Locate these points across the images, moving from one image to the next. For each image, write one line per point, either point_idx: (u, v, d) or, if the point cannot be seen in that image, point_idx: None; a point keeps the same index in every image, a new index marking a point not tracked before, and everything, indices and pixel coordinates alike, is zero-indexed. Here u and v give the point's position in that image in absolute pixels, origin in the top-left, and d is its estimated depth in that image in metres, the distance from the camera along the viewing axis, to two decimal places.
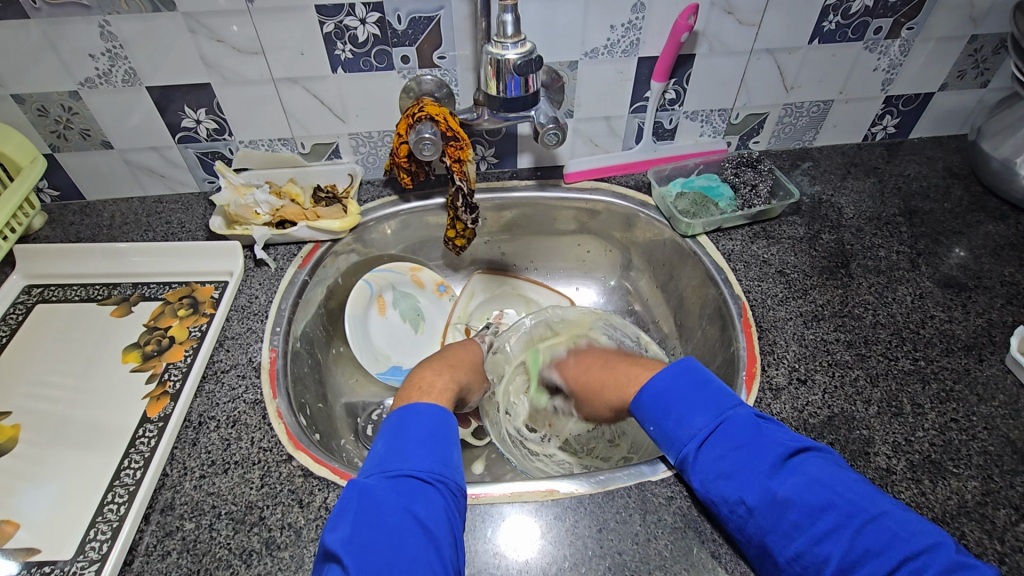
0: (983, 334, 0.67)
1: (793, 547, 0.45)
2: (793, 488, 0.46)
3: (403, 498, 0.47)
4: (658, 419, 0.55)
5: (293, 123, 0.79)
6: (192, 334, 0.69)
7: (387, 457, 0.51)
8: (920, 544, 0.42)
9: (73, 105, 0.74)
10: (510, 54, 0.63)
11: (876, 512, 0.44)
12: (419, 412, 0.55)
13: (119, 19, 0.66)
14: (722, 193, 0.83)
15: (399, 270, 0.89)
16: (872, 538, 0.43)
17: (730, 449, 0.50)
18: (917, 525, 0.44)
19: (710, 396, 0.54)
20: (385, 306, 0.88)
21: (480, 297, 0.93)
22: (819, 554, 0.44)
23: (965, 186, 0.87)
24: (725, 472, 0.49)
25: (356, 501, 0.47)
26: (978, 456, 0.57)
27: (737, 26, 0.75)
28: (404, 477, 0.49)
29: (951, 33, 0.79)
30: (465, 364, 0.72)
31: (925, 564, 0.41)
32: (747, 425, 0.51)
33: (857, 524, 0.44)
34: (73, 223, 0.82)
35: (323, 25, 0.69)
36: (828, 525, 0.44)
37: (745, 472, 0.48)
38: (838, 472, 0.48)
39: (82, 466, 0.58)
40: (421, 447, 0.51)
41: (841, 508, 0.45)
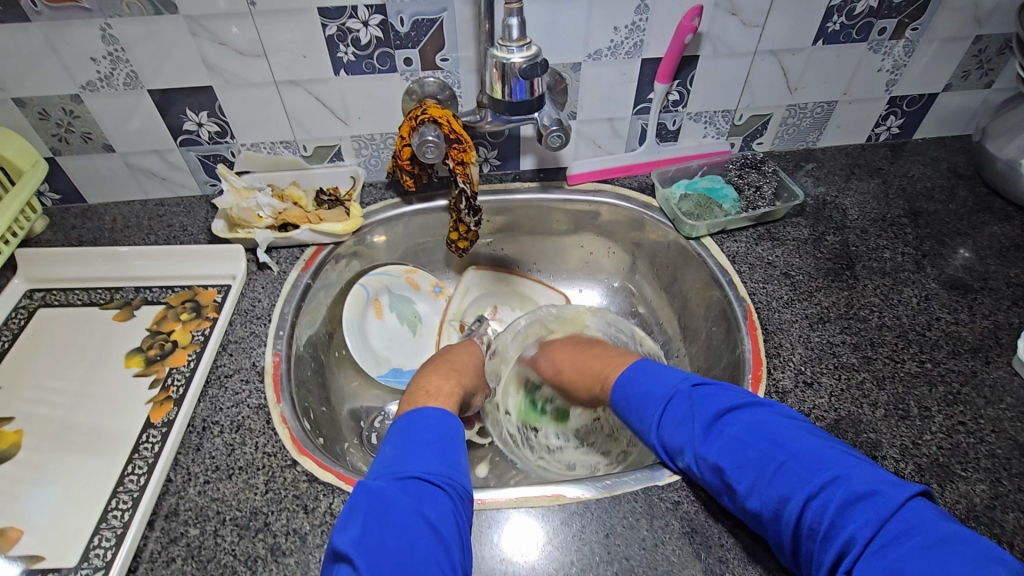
0: (989, 336, 0.67)
1: (737, 508, 0.49)
2: (716, 451, 0.50)
3: (415, 499, 0.47)
4: (623, 413, 0.60)
5: (295, 125, 0.79)
6: (195, 338, 0.69)
7: (396, 459, 0.50)
8: (824, 480, 0.44)
9: (75, 109, 0.74)
10: (516, 57, 0.63)
11: (786, 457, 0.46)
12: (427, 416, 0.55)
13: (120, 22, 0.66)
14: (727, 194, 0.82)
15: (394, 272, 0.88)
16: (783, 484, 0.45)
17: (671, 425, 0.54)
18: (828, 462, 0.45)
19: (656, 382, 0.59)
20: (382, 309, 0.87)
21: (475, 292, 0.92)
22: (753, 510, 0.47)
23: (969, 187, 0.87)
24: (672, 448, 0.54)
25: (366, 502, 0.46)
26: (987, 460, 0.57)
27: (741, 27, 0.75)
28: (414, 478, 0.48)
29: (956, 33, 0.79)
30: (469, 368, 0.72)
31: (827, 501, 0.43)
32: (685, 398, 0.55)
33: (770, 473, 0.46)
34: (75, 227, 0.82)
35: (326, 27, 0.69)
36: (748, 481, 0.47)
37: (683, 444, 0.53)
38: (763, 424, 0.50)
39: (85, 472, 0.57)
40: (430, 450, 0.51)
41: (758, 461, 0.47)
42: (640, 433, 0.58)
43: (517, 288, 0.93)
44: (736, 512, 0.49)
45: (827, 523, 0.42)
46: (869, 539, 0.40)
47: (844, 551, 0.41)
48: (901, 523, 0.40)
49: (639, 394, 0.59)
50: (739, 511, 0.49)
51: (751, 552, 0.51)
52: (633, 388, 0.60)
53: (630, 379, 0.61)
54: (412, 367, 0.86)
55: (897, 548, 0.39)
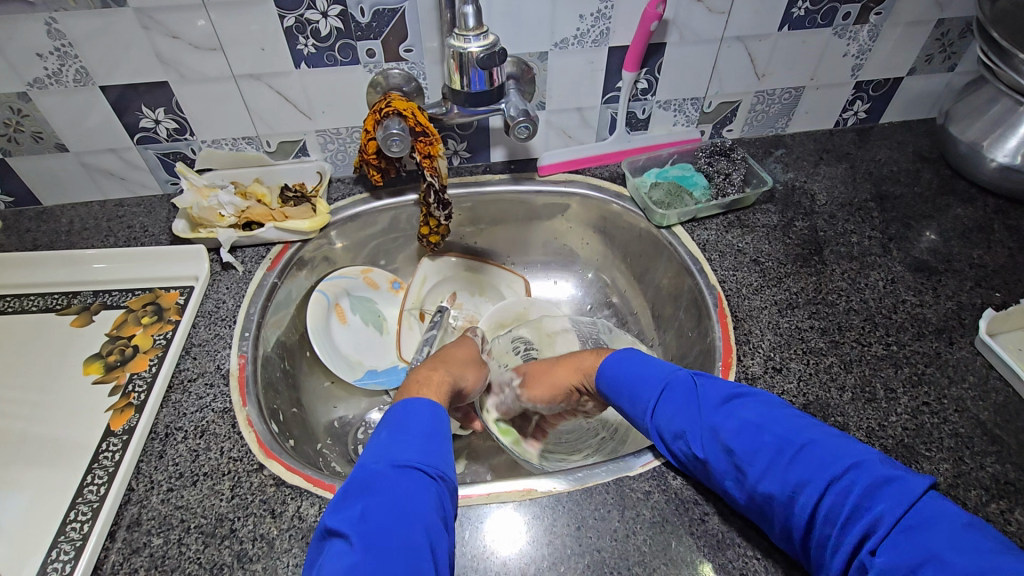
0: (953, 317, 0.68)
1: (745, 491, 0.48)
2: (727, 433, 0.49)
3: (411, 489, 0.46)
4: (615, 396, 0.61)
5: (257, 121, 0.77)
6: (157, 342, 0.67)
7: (388, 445, 0.49)
8: (843, 464, 0.44)
9: (23, 107, 0.71)
10: (472, 47, 0.61)
11: (801, 442, 0.46)
12: (423, 406, 0.54)
13: (67, 16, 0.63)
14: (696, 182, 0.82)
15: (350, 274, 0.85)
16: (801, 466, 0.45)
17: (675, 413, 0.54)
18: (842, 448, 0.45)
19: (655, 370, 0.59)
20: (344, 313, 0.84)
21: (433, 281, 0.90)
22: (764, 493, 0.46)
23: (934, 170, 0.88)
24: (680, 435, 0.53)
25: (360, 489, 0.46)
26: (950, 439, 0.57)
27: (707, 13, 0.74)
28: (411, 466, 0.47)
29: (919, 17, 0.79)
30: (462, 359, 0.70)
31: (849, 485, 0.43)
32: (689, 385, 0.55)
33: (790, 455, 0.46)
34: (29, 230, 0.79)
35: (284, 19, 0.67)
36: (762, 464, 0.47)
37: (694, 428, 0.52)
38: (773, 410, 0.50)
39: (45, 483, 0.56)
40: (419, 442, 0.50)
41: (775, 443, 0.47)
42: (635, 420, 0.58)
43: (478, 276, 0.92)
44: (742, 498, 0.48)
45: (849, 505, 0.42)
46: (895, 520, 0.40)
47: (868, 533, 0.41)
48: (925, 508, 0.40)
49: (635, 379, 0.59)
50: (746, 495, 0.48)
51: (722, 538, 0.51)
52: (627, 375, 0.60)
53: (616, 360, 0.63)
54: (387, 366, 0.84)
55: (926, 530, 0.39)
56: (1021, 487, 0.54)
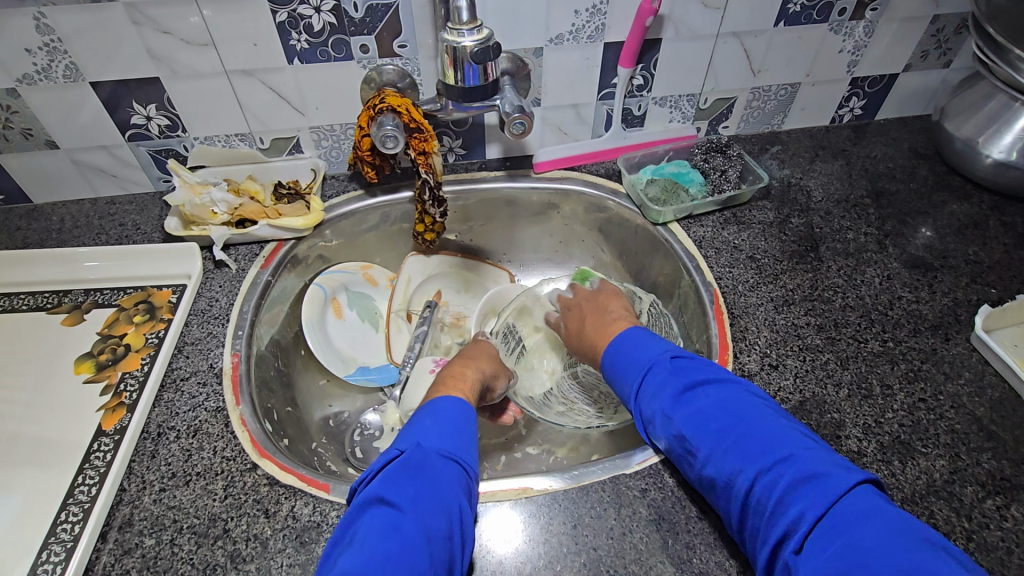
0: (948, 313, 0.68)
1: (697, 475, 0.49)
2: (680, 418, 0.50)
3: (454, 482, 0.47)
4: (611, 377, 0.59)
5: (250, 117, 0.76)
6: (149, 341, 0.66)
7: (435, 433, 0.50)
8: (778, 459, 0.44)
9: (12, 104, 0.70)
10: (467, 41, 0.61)
11: (746, 433, 0.46)
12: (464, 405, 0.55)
13: (56, 11, 0.63)
14: (693, 179, 0.81)
15: (350, 269, 0.85)
16: (739, 456, 0.46)
17: (639, 396, 0.55)
18: (782, 443, 0.45)
19: (641, 349, 0.57)
20: (341, 308, 0.83)
21: (417, 279, 0.88)
22: (709, 478, 0.48)
23: (929, 167, 0.88)
24: (642, 417, 0.54)
25: (414, 468, 0.46)
26: (946, 435, 0.57)
27: (703, 9, 0.74)
28: (456, 461, 0.48)
29: (915, 13, 0.79)
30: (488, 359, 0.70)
31: (777, 478, 0.43)
32: (659, 366, 0.55)
33: (731, 444, 0.46)
34: (20, 228, 0.78)
35: (276, 14, 0.66)
36: (707, 450, 0.48)
37: (655, 411, 0.53)
38: (731, 398, 0.50)
39: (35, 484, 0.55)
40: (462, 437, 0.51)
41: (721, 431, 0.47)
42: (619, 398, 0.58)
43: (466, 273, 0.91)
44: (694, 481, 0.50)
45: (774, 500, 0.42)
46: (813, 518, 0.40)
47: (789, 529, 0.41)
48: (844, 506, 0.40)
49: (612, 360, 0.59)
50: (698, 480, 0.49)
51: (718, 536, 0.51)
52: (618, 352, 0.59)
53: (619, 341, 0.60)
54: (379, 363, 0.83)
55: (836, 528, 0.39)
56: (1016, 483, 0.54)
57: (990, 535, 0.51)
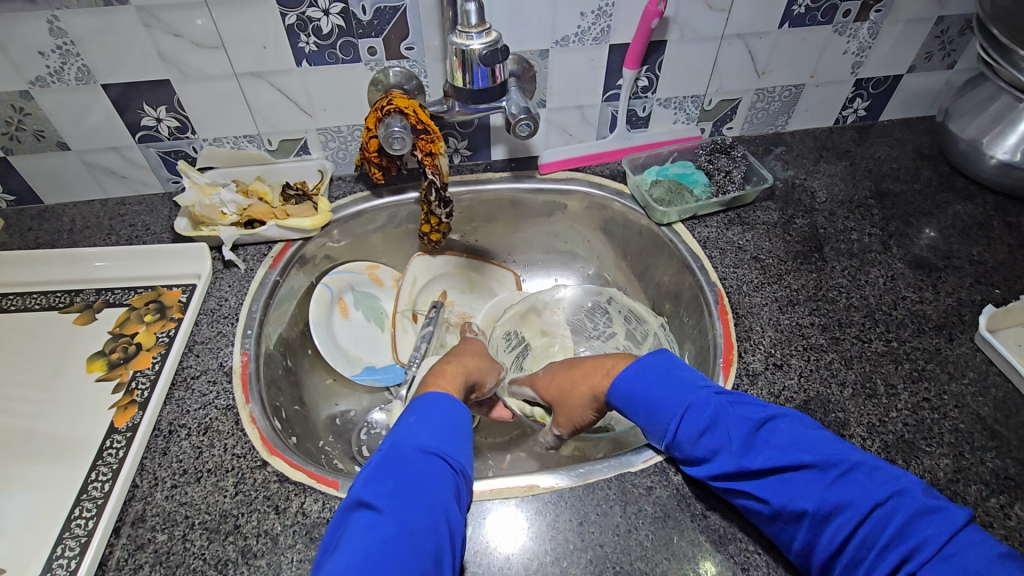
0: (952, 313, 0.68)
1: (777, 508, 0.47)
2: (763, 455, 0.48)
3: (436, 474, 0.47)
4: (630, 410, 0.56)
5: (258, 119, 0.77)
6: (160, 340, 0.67)
7: (422, 431, 0.51)
8: (888, 492, 0.43)
9: (24, 106, 0.71)
10: (475, 44, 0.62)
11: (843, 468, 0.45)
12: (450, 402, 0.54)
13: (69, 14, 0.63)
14: (698, 179, 0.82)
15: (355, 269, 0.86)
16: (843, 491, 0.44)
17: (699, 433, 0.51)
18: (881, 476, 0.45)
19: (672, 388, 0.54)
20: (347, 308, 0.84)
21: (423, 280, 0.89)
22: (795, 514, 0.46)
23: (933, 167, 0.88)
24: (705, 450, 0.51)
25: (394, 466, 0.47)
26: (950, 435, 0.58)
27: (707, 11, 0.74)
28: (437, 454, 0.49)
29: (919, 14, 0.80)
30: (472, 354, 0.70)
31: (893, 513, 0.42)
32: (717, 400, 0.52)
33: (830, 478, 0.45)
34: (31, 229, 0.79)
35: (285, 16, 0.67)
36: (799, 486, 0.46)
37: (726, 446, 0.50)
38: (808, 433, 0.49)
39: (49, 481, 0.56)
40: (447, 432, 0.51)
41: (817, 464, 0.46)
42: (651, 432, 0.55)
43: (470, 274, 0.92)
44: (767, 513, 0.48)
45: (892, 531, 0.42)
46: (939, 547, 0.40)
47: (911, 557, 0.41)
48: (967, 538, 0.41)
49: (650, 399, 0.55)
50: (775, 513, 0.47)
51: (723, 533, 0.52)
52: (645, 390, 0.56)
53: (634, 372, 0.57)
54: (385, 363, 0.84)
55: (970, 558, 0.39)
56: (1020, 481, 0.54)
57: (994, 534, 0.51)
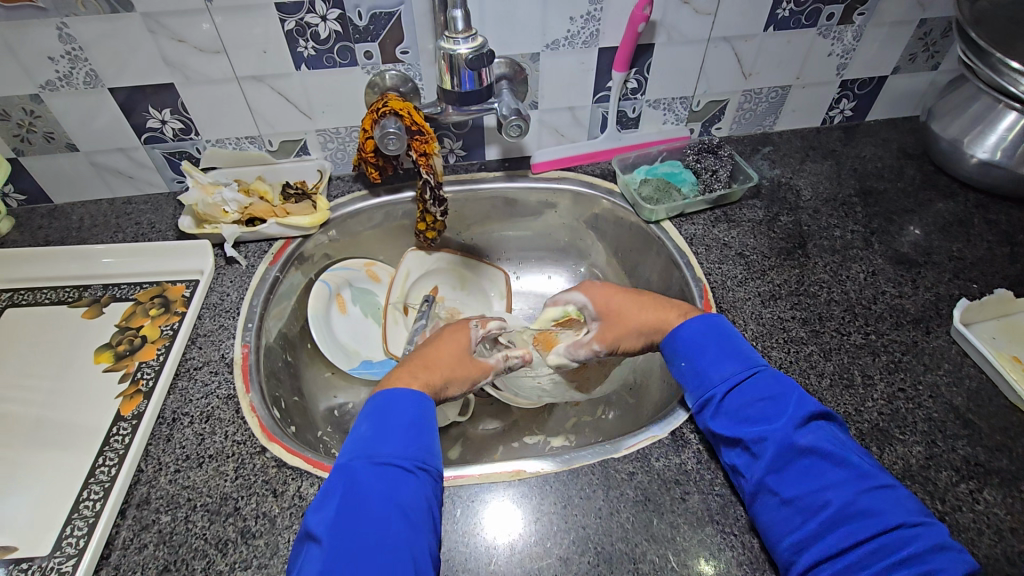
0: (930, 307, 0.70)
1: (797, 493, 0.48)
2: (814, 437, 0.50)
3: (386, 484, 0.49)
4: (692, 357, 0.59)
5: (259, 121, 0.79)
6: (164, 333, 0.70)
7: (375, 441, 0.52)
8: (914, 519, 0.45)
9: (35, 109, 0.74)
10: (462, 49, 0.64)
11: (880, 481, 0.47)
12: (401, 397, 0.55)
13: (77, 21, 0.66)
14: (685, 179, 0.85)
15: (353, 266, 0.88)
16: (877, 498, 0.46)
17: (754, 397, 0.54)
18: (909, 504, 0.47)
19: (744, 352, 0.58)
20: (346, 304, 0.87)
21: (416, 274, 0.91)
22: (819, 500, 0.47)
23: (917, 166, 0.90)
24: (753, 415, 0.53)
25: (339, 487, 0.49)
26: (923, 423, 0.60)
27: (693, 15, 0.77)
28: (387, 464, 0.50)
29: (901, 17, 0.82)
30: (443, 359, 0.63)
31: (916, 535, 0.44)
32: (781, 380, 0.55)
33: (866, 484, 0.47)
34: (41, 227, 0.82)
35: (285, 22, 0.70)
36: (838, 476, 0.48)
37: (777, 416, 0.52)
38: (851, 445, 0.51)
39: (58, 465, 0.59)
40: (403, 433, 0.52)
41: (859, 467, 0.48)
42: (700, 383, 0.58)
43: (465, 271, 0.93)
44: (782, 498, 0.49)
45: (906, 551, 0.43)
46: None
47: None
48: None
49: (716, 351, 0.58)
50: (793, 498, 0.48)
51: (701, 516, 0.54)
52: (712, 343, 0.59)
53: (707, 324, 0.61)
54: (381, 358, 0.85)
55: None
56: (990, 467, 0.56)
57: (962, 517, 0.53)
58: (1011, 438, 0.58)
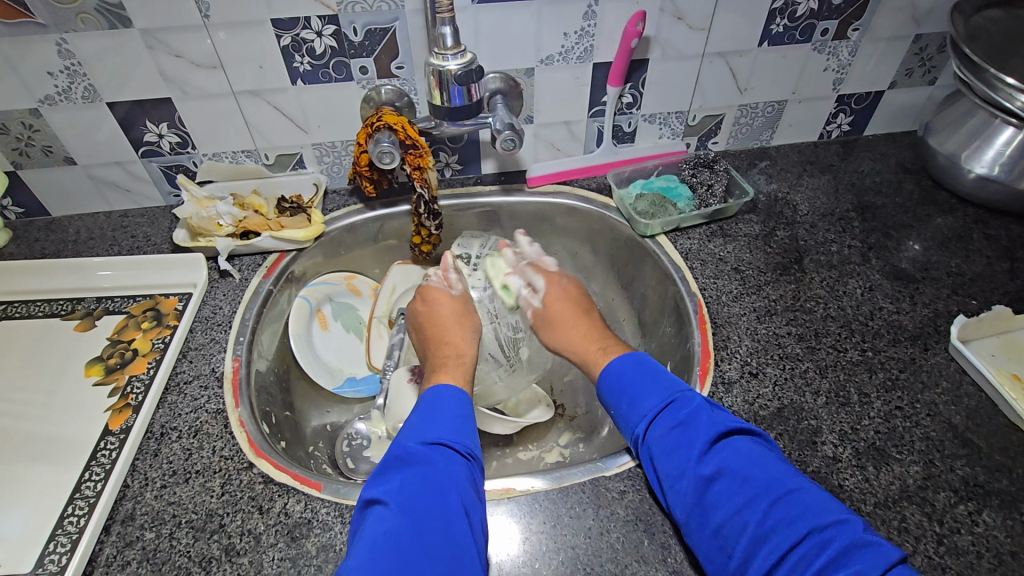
0: (928, 323, 0.69)
1: (718, 522, 0.48)
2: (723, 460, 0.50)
3: (444, 462, 0.51)
4: (614, 398, 0.59)
5: (256, 135, 0.80)
6: (156, 346, 0.70)
7: (427, 426, 0.54)
8: (829, 521, 0.45)
9: (35, 123, 0.74)
10: (451, 65, 0.65)
11: (793, 488, 0.48)
12: (449, 392, 0.58)
13: (76, 37, 0.67)
14: (681, 193, 0.84)
15: (333, 280, 0.87)
16: (785, 511, 0.46)
17: (670, 430, 0.54)
18: (826, 507, 0.46)
19: (657, 380, 0.58)
20: (326, 320, 0.85)
21: (402, 289, 0.89)
22: (735, 526, 0.47)
23: (915, 181, 0.89)
24: (665, 450, 0.53)
25: (400, 467, 0.51)
26: (921, 442, 0.59)
27: (687, 30, 0.77)
28: (442, 447, 0.52)
29: (897, 33, 0.82)
30: (447, 324, 0.71)
31: (830, 541, 0.44)
32: (692, 405, 0.55)
33: (772, 498, 0.47)
34: (38, 239, 0.83)
35: (280, 38, 0.70)
36: (746, 496, 0.48)
37: (686, 447, 0.52)
38: (766, 452, 0.51)
39: (46, 478, 0.58)
40: (454, 421, 0.55)
41: (766, 480, 0.48)
42: (624, 421, 0.58)
43: None
44: (709, 529, 0.48)
45: (824, 558, 0.43)
46: None
47: None
48: None
49: (636, 388, 0.58)
50: (718, 526, 0.48)
51: None
52: (626, 382, 0.59)
53: (620, 364, 0.61)
54: (365, 374, 0.85)
55: None
56: (989, 488, 0.55)
57: (961, 540, 0.52)
58: (1012, 458, 0.57)
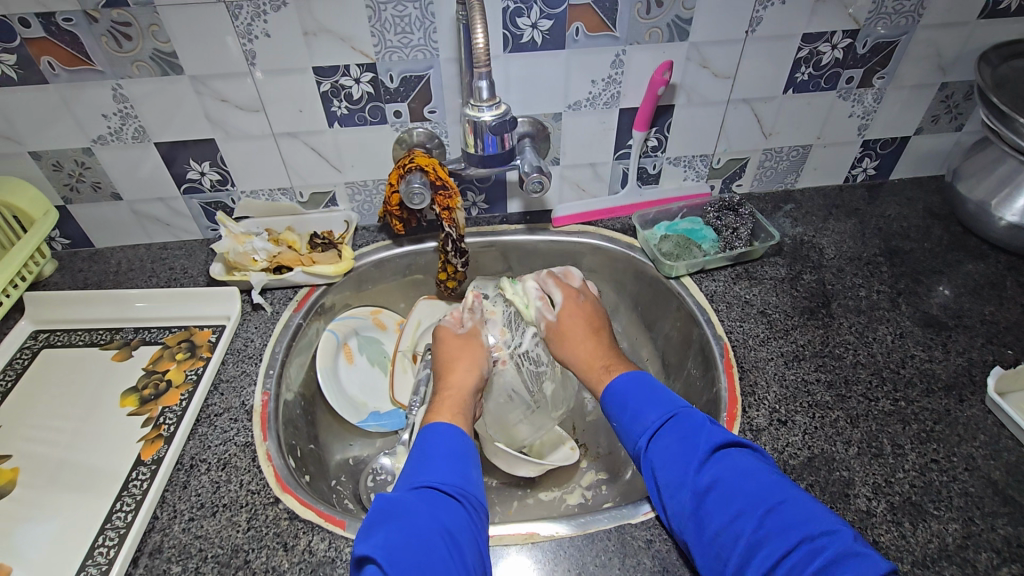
0: (963, 374, 0.68)
1: (714, 530, 0.48)
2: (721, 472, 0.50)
3: (430, 507, 0.51)
4: (618, 411, 0.61)
5: (292, 173, 0.83)
6: (189, 377, 0.71)
7: (419, 471, 0.55)
8: (821, 531, 0.45)
9: (86, 161, 0.78)
10: (486, 116, 0.67)
11: (787, 498, 0.48)
12: (440, 432, 0.59)
13: (130, 82, 0.71)
14: (706, 236, 0.85)
15: (360, 315, 0.89)
16: (775, 521, 0.46)
17: (669, 440, 0.55)
18: (819, 519, 0.46)
19: (658, 398, 0.59)
20: (352, 354, 0.86)
21: (426, 324, 0.91)
22: (729, 534, 0.47)
23: (944, 227, 0.89)
24: (666, 460, 0.54)
25: (392, 516, 0.50)
26: (959, 498, 0.57)
27: (713, 77, 0.79)
28: (430, 491, 0.52)
29: (923, 81, 0.83)
30: (450, 360, 0.71)
31: (819, 549, 0.44)
32: (692, 419, 0.56)
33: (767, 506, 0.47)
34: (81, 270, 0.86)
35: (320, 84, 0.74)
36: (738, 505, 0.48)
37: (684, 457, 0.53)
38: (766, 466, 0.52)
39: (78, 506, 0.59)
40: (445, 463, 0.55)
41: (761, 491, 0.48)
42: (628, 435, 0.59)
43: None
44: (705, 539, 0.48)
45: (814, 566, 0.43)
46: None
47: None
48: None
49: (638, 404, 0.60)
50: (712, 534, 0.48)
51: None
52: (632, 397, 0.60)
53: (623, 383, 0.62)
54: (389, 409, 0.85)
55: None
56: None
57: None
58: None
